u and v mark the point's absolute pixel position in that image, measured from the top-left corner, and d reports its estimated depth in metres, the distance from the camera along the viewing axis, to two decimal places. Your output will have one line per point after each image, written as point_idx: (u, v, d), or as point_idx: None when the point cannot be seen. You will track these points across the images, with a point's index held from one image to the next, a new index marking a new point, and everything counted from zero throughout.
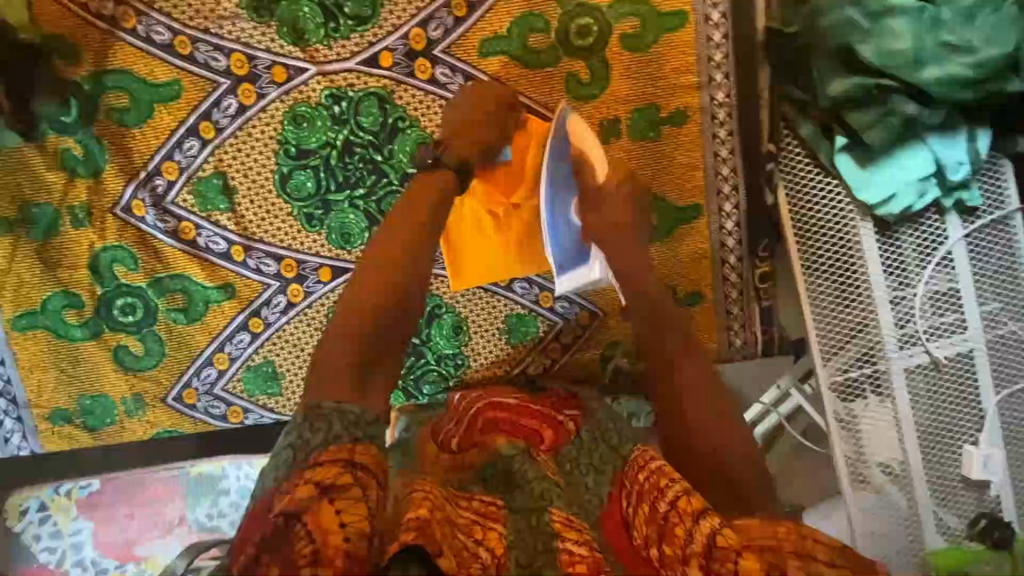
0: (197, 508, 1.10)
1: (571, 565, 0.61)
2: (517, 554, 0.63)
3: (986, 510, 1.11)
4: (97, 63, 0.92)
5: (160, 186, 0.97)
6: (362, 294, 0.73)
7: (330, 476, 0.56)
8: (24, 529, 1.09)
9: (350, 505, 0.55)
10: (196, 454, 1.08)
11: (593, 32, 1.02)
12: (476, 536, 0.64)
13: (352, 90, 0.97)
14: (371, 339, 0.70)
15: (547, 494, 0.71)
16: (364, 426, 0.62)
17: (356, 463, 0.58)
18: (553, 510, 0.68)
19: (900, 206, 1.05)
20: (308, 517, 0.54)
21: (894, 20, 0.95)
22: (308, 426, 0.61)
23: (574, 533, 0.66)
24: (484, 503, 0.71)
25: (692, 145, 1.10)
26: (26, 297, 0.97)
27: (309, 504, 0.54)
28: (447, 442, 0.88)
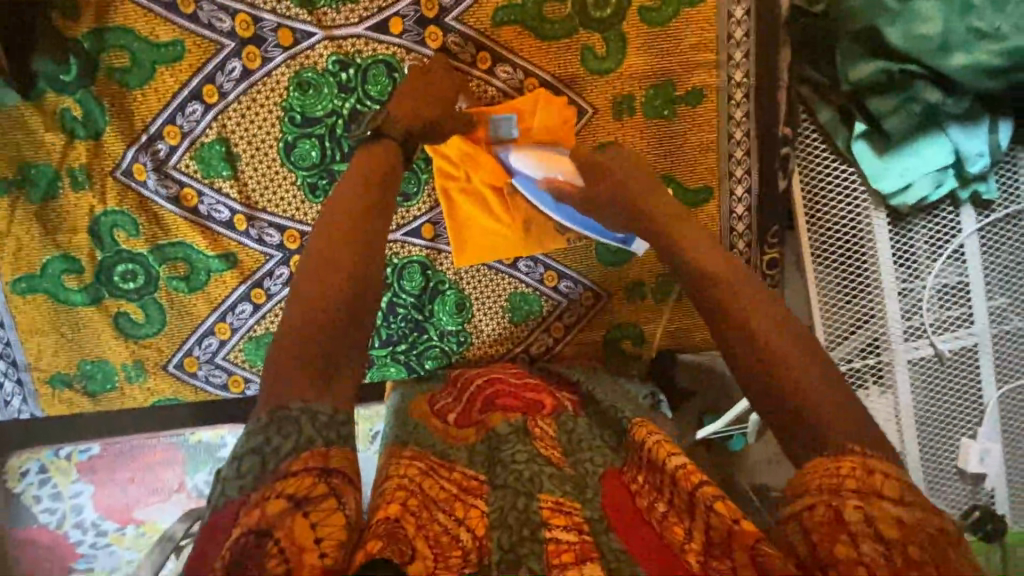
0: (197, 475, 1.12)
1: (558, 556, 0.59)
2: (499, 535, 0.63)
3: (979, 503, 1.11)
4: (98, 20, 0.89)
5: (162, 150, 0.94)
6: (327, 269, 0.68)
7: (303, 489, 0.55)
8: (24, 490, 1.12)
9: (327, 518, 0.55)
10: (197, 422, 1.10)
11: (611, 4, 0.99)
12: (457, 514, 0.65)
13: (359, 57, 0.94)
14: (345, 304, 0.67)
15: (537, 477, 0.67)
16: (338, 427, 0.60)
17: (331, 469, 0.57)
18: (541, 496, 0.66)
19: (915, 196, 1.03)
20: (278, 534, 0.53)
21: (925, 3, 0.92)
22: (275, 430, 0.58)
23: (564, 519, 0.63)
24: (465, 476, 0.72)
25: (707, 126, 1.06)
26: (25, 260, 0.96)
27: (283, 520, 0.53)
28: (444, 418, 0.86)
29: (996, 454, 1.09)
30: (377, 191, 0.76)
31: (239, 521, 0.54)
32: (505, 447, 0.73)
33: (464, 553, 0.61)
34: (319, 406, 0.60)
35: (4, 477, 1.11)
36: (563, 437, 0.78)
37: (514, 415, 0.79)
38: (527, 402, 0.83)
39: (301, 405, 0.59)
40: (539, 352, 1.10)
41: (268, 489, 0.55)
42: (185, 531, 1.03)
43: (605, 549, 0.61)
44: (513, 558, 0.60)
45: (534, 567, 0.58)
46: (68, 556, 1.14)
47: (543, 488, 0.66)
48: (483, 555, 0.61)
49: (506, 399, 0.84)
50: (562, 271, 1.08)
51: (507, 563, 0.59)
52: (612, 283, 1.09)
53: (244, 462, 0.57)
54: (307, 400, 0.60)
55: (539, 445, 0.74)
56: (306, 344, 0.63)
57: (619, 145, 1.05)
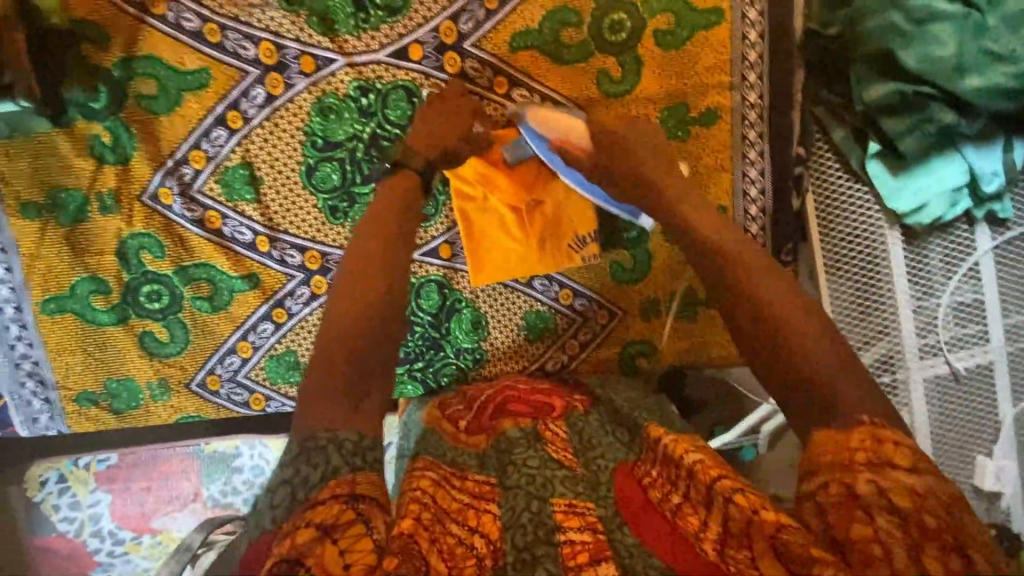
0: (211, 485, 1.16)
1: (573, 558, 0.63)
2: (512, 535, 0.67)
3: (996, 521, 1.11)
4: (126, 49, 0.91)
5: (187, 174, 0.97)
6: (351, 295, 0.73)
7: (330, 516, 0.57)
8: (44, 499, 1.15)
9: (355, 544, 0.57)
10: (210, 434, 1.13)
11: (627, 28, 1.00)
12: (470, 523, 0.68)
13: (380, 83, 0.96)
14: (369, 332, 0.72)
15: (550, 483, 0.71)
16: (365, 452, 0.63)
17: (357, 496, 0.59)
18: (553, 500, 0.69)
19: (930, 216, 1.04)
20: (310, 561, 0.54)
21: (938, 25, 0.93)
22: (306, 460, 0.61)
23: (577, 520, 0.67)
24: (478, 482, 0.75)
25: (721, 147, 1.07)
26: (55, 281, 0.98)
27: (313, 547, 0.55)
28: (455, 423, 0.89)
29: (1013, 471, 1.09)
30: (397, 212, 0.81)
31: (272, 550, 0.55)
32: (517, 450, 0.77)
33: (478, 560, 0.64)
34: (345, 433, 0.63)
35: (25, 487, 1.15)
36: (574, 437, 0.82)
37: (524, 421, 0.84)
38: (537, 407, 0.88)
39: (328, 433, 0.63)
40: (555, 369, 1.12)
41: (298, 518, 0.57)
42: (203, 541, 1.03)
43: (619, 546, 0.64)
44: (527, 557, 0.64)
45: (551, 568, 0.62)
46: (84, 564, 1.17)
47: (555, 492, 0.70)
48: (497, 557, 0.65)
49: (518, 405, 0.89)
50: (577, 289, 1.09)
51: (520, 561, 0.63)
52: (627, 302, 1.10)
53: (277, 493, 0.60)
54: (335, 428, 0.64)
55: (550, 450, 0.77)
56: (333, 366, 0.68)
57: None
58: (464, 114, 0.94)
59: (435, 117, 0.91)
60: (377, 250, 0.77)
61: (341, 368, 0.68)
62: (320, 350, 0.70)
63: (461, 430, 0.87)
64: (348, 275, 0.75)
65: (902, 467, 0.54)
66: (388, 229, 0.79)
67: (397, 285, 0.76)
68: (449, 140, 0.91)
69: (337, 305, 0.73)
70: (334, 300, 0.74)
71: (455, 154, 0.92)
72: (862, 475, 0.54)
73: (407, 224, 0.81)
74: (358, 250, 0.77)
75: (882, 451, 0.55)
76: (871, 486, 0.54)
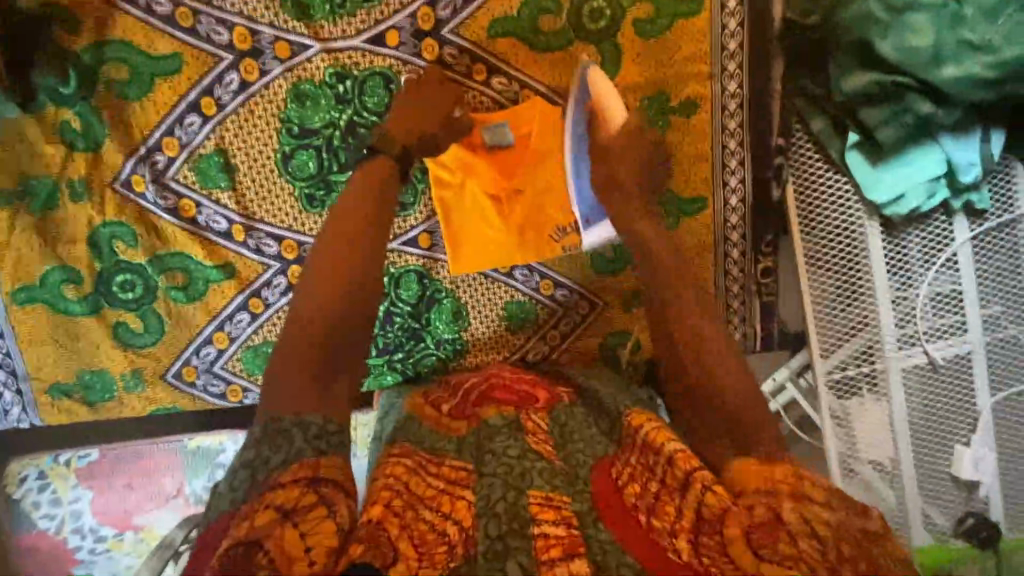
0: (195, 480, 1.15)
1: (546, 552, 0.62)
2: (485, 523, 0.65)
3: (973, 509, 1.14)
4: (97, 33, 0.90)
5: (160, 161, 0.95)
6: (322, 278, 0.73)
7: (291, 499, 0.58)
8: (24, 496, 1.14)
9: (316, 526, 0.57)
10: (196, 429, 1.12)
11: (606, 16, 1.00)
12: (444, 509, 0.67)
13: (357, 70, 0.95)
14: (340, 317, 0.72)
15: (528, 473, 0.70)
16: (328, 438, 0.65)
17: (320, 479, 0.61)
18: (531, 491, 0.68)
19: (908, 206, 1.04)
20: (269, 543, 0.55)
21: (915, 16, 0.92)
22: (269, 444, 0.63)
23: (552, 513, 0.66)
24: (454, 467, 0.74)
25: (701, 137, 1.07)
26: (25, 271, 0.97)
27: (272, 529, 0.56)
28: (438, 407, 0.91)
29: (990, 460, 1.11)
30: (372, 199, 0.79)
31: (231, 532, 0.57)
32: (497, 438, 0.77)
33: (449, 547, 0.62)
34: (311, 417, 0.65)
35: (2, 483, 1.13)
36: (555, 430, 0.83)
37: (508, 410, 0.84)
38: (522, 396, 0.89)
39: (294, 417, 0.65)
40: (536, 360, 1.11)
41: (258, 501, 0.59)
42: (183, 538, 1.12)
43: (593, 543, 0.64)
44: (500, 548, 0.62)
45: (523, 562, 0.61)
46: (66, 561, 1.16)
47: (533, 483, 0.69)
48: (468, 545, 0.63)
49: (501, 393, 0.89)
50: (557, 280, 1.09)
51: (492, 552, 0.62)
52: (609, 292, 1.10)
53: (238, 477, 0.63)
54: (301, 411, 0.66)
55: (531, 440, 0.77)
56: (301, 356, 0.69)
57: None
58: (445, 101, 0.93)
59: (410, 105, 0.90)
60: (351, 236, 0.76)
61: (310, 363, 0.69)
62: (287, 340, 0.70)
63: (442, 416, 0.87)
64: (320, 258, 0.75)
65: (818, 502, 0.59)
66: (363, 215, 0.77)
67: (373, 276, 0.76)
68: (423, 126, 0.89)
69: (306, 300, 0.72)
70: (306, 281, 0.74)
71: (429, 141, 0.90)
72: (785, 506, 0.59)
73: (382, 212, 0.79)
74: (335, 233, 0.76)
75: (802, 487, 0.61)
76: (796, 514, 0.58)
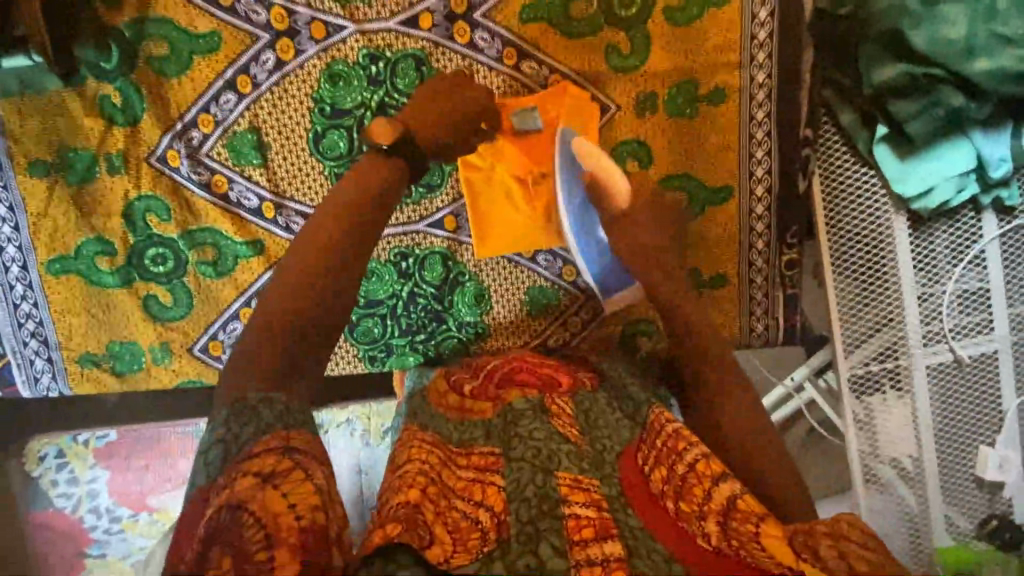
0: None
1: (578, 531, 0.63)
2: (517, 507, 0.65)
3: (997, 511, 1.12)
4: (139, 9, 0.92)
5: (195, 138, 0.97)
6: (301, 263, 0.71)
7: (268, 465, 0.58)
8: (42, 474, 1.20)
9: (297, 487, 0.57)
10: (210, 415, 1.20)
11: (637, 3, 1.00)
12: (476, 497, 0.68)
13: (390, 51, 0.96)
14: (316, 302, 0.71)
15: (555, 455, 0.70)
16: (295, 415, 0.64)
17: (293, 447, 0.61)
18: (560, 473, 0.68)
19: (937, 201, 1.03)
20: (253, 505, 0.54)
21: (948, 7, 0.92)
22: (235, 419, 0.62)
23: (582, 495, 0.67)
24: (484, 454, 0.75)
25: (729, 127, 1.08)
26: (61, 242, 0.99)
27: (254, 492, 0.55)
28: (460, 390, 0.89)
29: (1015, 462, 1.09)
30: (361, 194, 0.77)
31: (212, 502, 0.56)
32: (523, 422, 0.75)
33: (482, 534, 0.63)
34: (276, 397, 0.65)
35: (24, 461, 1.19)
36: (579, 414, 0.82)
37: (532, 393, 0.83)
38: (544, 380, 0.88)
39: (257, 395, 0.64)
40: (557, 345, 1.12)
41: (234, 471, 0.57)
42: None
43: (624, 526, 0.65)
44: (531, 530, 0.63)
45: (556, 543, 0.61)
46: (82, 541, 1.22)
47: (561, 465, 0.69)
48: (501, 530, 0.63)
49: (524, 376, 0.88)
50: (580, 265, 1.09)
51: (525, 534, 0.62)
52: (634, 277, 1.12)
53: (209, 453, 0.60)
54: (263, 389, 0.65)
55: (556, 423, 0.76)
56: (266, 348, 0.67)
57: (640, 143, 1.07)
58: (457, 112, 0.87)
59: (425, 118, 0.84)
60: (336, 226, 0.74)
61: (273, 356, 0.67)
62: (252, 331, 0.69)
63: (465, 399, 0.87)
64: (302, 244, 0.73)
65: (855, 540, 0.61)
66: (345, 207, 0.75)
67: (351, 266, 0.74)
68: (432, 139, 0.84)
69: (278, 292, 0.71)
70: (283, 263, 0.72)
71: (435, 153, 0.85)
72: (824, 540, 0.61)
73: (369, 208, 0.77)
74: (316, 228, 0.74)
75: (840, 528, 0.63)
76: (833, 550, 0.60)
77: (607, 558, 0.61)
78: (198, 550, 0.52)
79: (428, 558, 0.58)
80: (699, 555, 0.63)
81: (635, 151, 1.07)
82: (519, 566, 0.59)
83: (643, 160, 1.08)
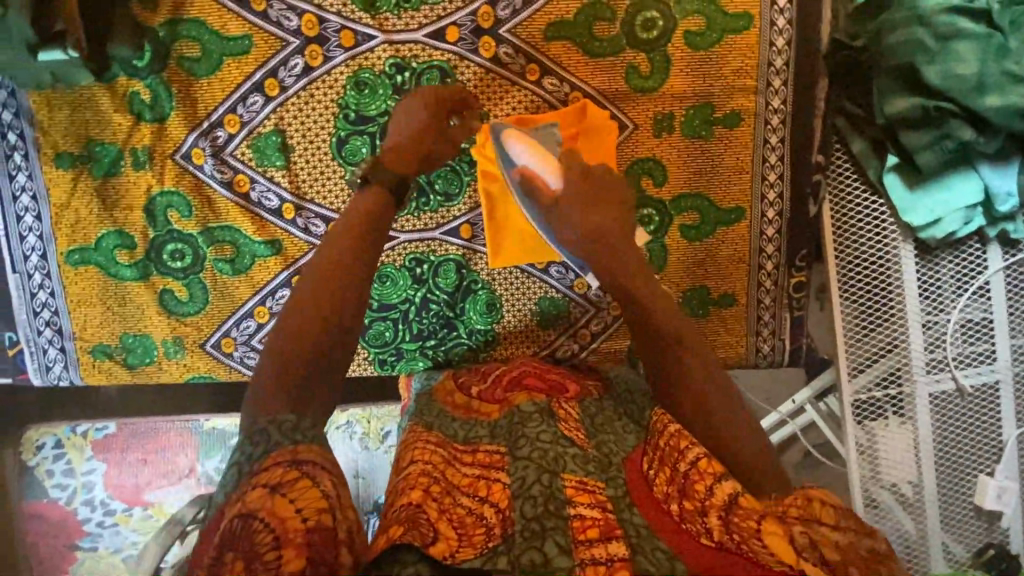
0: (208, 461, 1.22)
1: (583, 532, 0.62)
2: (521, 504, 0.65)
3: (994, 541, 1.12)
4: (173, 11, 0.94)
5: (221, 137, 0.99)
6: (314, 295, 0.71)
7: (277, 476, 0.58)
8: (39, 464, 1.21)
9: (303, 494, 0.58)
10: (212, 411, 1.21)
11: (658, 26, 1.03)
12: (481, 493, 0.69)
13: (415, 62, 0.99)
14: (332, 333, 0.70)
15: (560, 458, 0.70)
16: (303, 431, 0.62)
17: (301, 459, 0.60)
18: (564, 475, 0.68)
19: (944, 231, 1.04)
20: (262, 513, 0.56)
21: (960, 44, 0.93)
22: (249, 442, 0.62)
23: (587, 497, 0.67)
24: (489, 453, 0.76)
25: (743, 149, 1.10)
26: (82, 233, 1.00)
27: (264, 502, 0.56)
28: (469, 390, 0.94)
29: (1014, 493, 1.09)
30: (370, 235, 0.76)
31: (228, 512, 0.58)
32: (530, 424, 0.76)
33: (487, 529, 0.64)
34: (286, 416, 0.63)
35: (21, 451, 1.20)
36: (587, 420, 0.83)
37: (539, 397, 0.84)
38: (551, 386, 0.90)
39: (271, 417, 0.63)
40: (565, 357, 1.13)
41: (246, 484, 0.58)
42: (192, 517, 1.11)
43: (627, 525, 0.65)
44: (537, 528, 0.62)
45: (561, 542, 0.60)
46: (74, 532, 1.23)
47: (567, 468, 0.69)
48: (506, 526, 0.63)
49: (533, 380, 0.91)
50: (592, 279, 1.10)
51: (530, 531, 0.62)
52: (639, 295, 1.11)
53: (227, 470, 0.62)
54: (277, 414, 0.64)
55: (562, 427, 0.77)
56: (281, 364, 0.67)
57: (656, 162, 1.09)
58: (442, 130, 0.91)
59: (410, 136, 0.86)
60: (346, 255, 0.73)
61: (292, 378, 0.67)
62: (271, 354, 0.68)
63: (475, 399, 0.91)
64: (312, 277, 0.72)
65: (827, 523, 0.64)
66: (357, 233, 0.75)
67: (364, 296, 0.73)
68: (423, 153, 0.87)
69: (294, 313, 0.70)
70: (297, 295, 0.72)
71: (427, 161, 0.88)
72: (796, 528, 0.64)
73: (378, 223, 0.77)
74: (325, 260, 0.73)
75: (813, 509, 0.65)
76: (804, 536, 0.63)
77: (612, 559, 0.60)
78: (215, 556, 0.55)
79: (433, 553, 0.58)
80: (703, 556, 0.62)
81: (651, 169, 1.09)
82: (524, 561, 0.59)
83: (658, 178, 1.09)
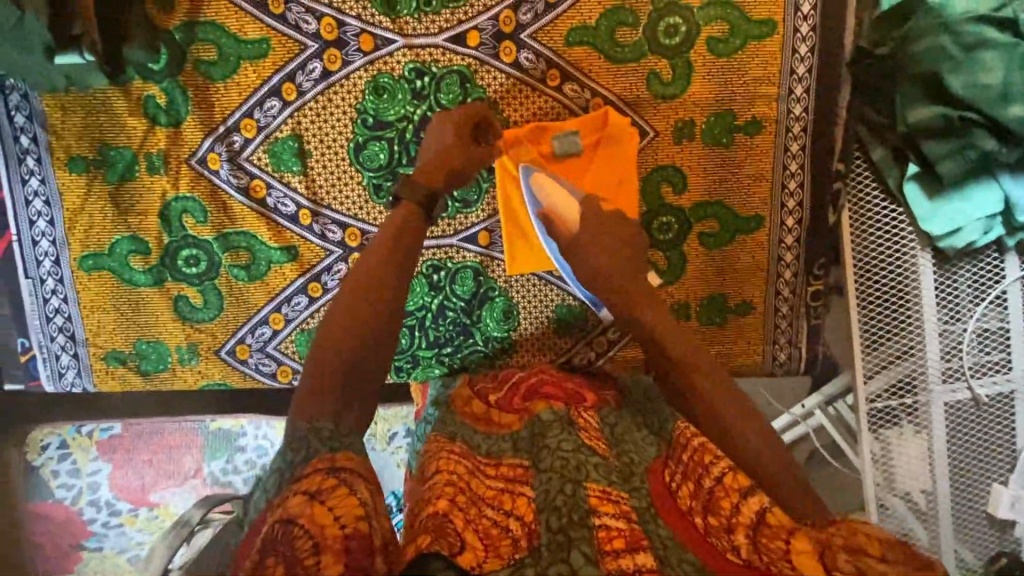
0: (214, 463, 1.20)
1: (609, 542, 0.61)
2: (547, 517, 0.64)
3: (1006, 550, 1.12)
4: (189, 13, 0.92)
5: (237, 142, 0.97)
6: (349, 305, 0.73)
7: (315, 484, 0.57)
8: (44, 464, 1.20)
9: (342, 501, 0.56)
10: (219, 411, 1.17)
11: (681, 32, 1.02)
12: (506, 507, 0.68)
13: (435, 66, 0.97)
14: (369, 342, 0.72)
15: (583, 466, 0.69)
16: (335, 438, 0.62)
17: (338, 467, 0.59)
18: (588, 485, 0.67)
19: (964, 241, 1.03)
20: (303, 518, 0.54)
21: (986, 54, 0.93)
22: (289, 447, 0.62)
23: (612, 507, 0.65)
24: (512, 467, 0.75)
25: (763, 156, 1.09)
26: (95, 238, 0.99)
27: (303, 508, 0.55)
28: (488, 398, 0.93)
29: None
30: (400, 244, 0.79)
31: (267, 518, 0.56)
32: (551, 433, 0.75)
33: (514, 541, 0.63)
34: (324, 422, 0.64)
35: (26, 451, 1.19)
36: (607, 430, 0.82)
37: (558, 405, 0.83)
38: (569, 394, 0.89)
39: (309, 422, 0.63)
40: (581, 364, 1.12)
41: (287, 490, 0.57)
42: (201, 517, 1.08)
43: (654, 536, 0.65)
44: (562, 539, 0.61)
45: (586, 552, 0.59)
46: (80, 533, 1.22)
47: (590, 477, 0.68)
48: (532, 538, 0.63)
49: (552, 388, 0.90)
50: None
51: (556, 542, 0.61)
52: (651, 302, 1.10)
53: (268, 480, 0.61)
54: (315, 418, 0.64)
55: (583, 436, 0.76)
56: (320, 372, 0.68)
57: (675, 168, 1.08)
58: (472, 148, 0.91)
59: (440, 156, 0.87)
60: (378, 266, 0.77)
61: (329, 385, 0.68)
62: (311, 362, 0.69)
63: (493, 408, 0.90)
64: (347, 288, 0.75)
65: (873, 554, 0.57)
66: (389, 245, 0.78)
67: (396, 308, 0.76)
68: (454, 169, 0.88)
69: (332, 324, 0.72)
70: (336, 305, 0.74)
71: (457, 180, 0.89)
72: (839, 554, 0.58)
73: (409, 237, 0.80)
74: (358, 275, 0.76)
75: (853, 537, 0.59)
76: (851, 564, 0.56)
77: (640, 568, 0.58)
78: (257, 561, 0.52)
79: (462, 562, 0.58)
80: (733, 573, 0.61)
81: (670, 176, 1.08)
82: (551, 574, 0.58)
83: (678, 185, 1.09)
